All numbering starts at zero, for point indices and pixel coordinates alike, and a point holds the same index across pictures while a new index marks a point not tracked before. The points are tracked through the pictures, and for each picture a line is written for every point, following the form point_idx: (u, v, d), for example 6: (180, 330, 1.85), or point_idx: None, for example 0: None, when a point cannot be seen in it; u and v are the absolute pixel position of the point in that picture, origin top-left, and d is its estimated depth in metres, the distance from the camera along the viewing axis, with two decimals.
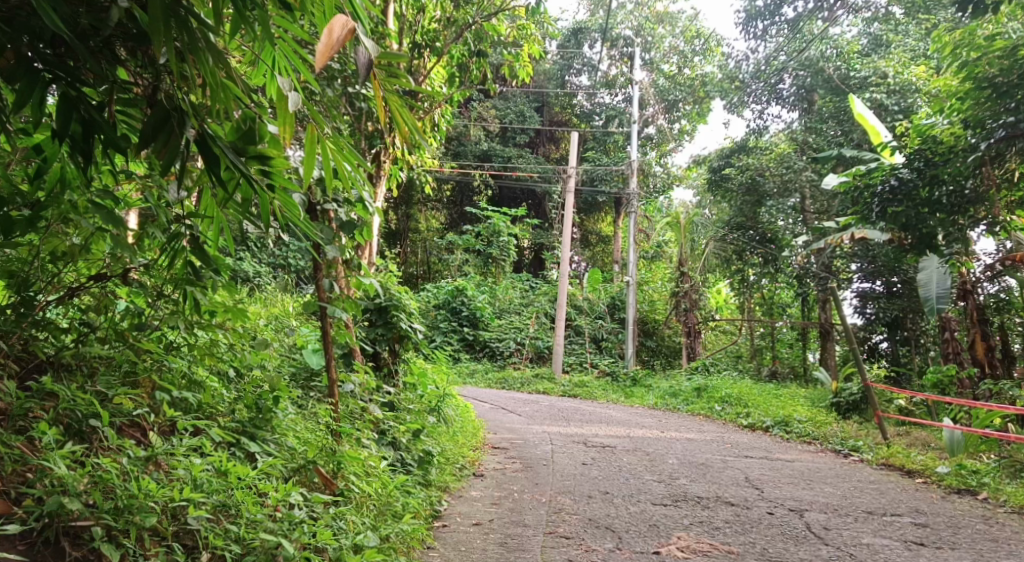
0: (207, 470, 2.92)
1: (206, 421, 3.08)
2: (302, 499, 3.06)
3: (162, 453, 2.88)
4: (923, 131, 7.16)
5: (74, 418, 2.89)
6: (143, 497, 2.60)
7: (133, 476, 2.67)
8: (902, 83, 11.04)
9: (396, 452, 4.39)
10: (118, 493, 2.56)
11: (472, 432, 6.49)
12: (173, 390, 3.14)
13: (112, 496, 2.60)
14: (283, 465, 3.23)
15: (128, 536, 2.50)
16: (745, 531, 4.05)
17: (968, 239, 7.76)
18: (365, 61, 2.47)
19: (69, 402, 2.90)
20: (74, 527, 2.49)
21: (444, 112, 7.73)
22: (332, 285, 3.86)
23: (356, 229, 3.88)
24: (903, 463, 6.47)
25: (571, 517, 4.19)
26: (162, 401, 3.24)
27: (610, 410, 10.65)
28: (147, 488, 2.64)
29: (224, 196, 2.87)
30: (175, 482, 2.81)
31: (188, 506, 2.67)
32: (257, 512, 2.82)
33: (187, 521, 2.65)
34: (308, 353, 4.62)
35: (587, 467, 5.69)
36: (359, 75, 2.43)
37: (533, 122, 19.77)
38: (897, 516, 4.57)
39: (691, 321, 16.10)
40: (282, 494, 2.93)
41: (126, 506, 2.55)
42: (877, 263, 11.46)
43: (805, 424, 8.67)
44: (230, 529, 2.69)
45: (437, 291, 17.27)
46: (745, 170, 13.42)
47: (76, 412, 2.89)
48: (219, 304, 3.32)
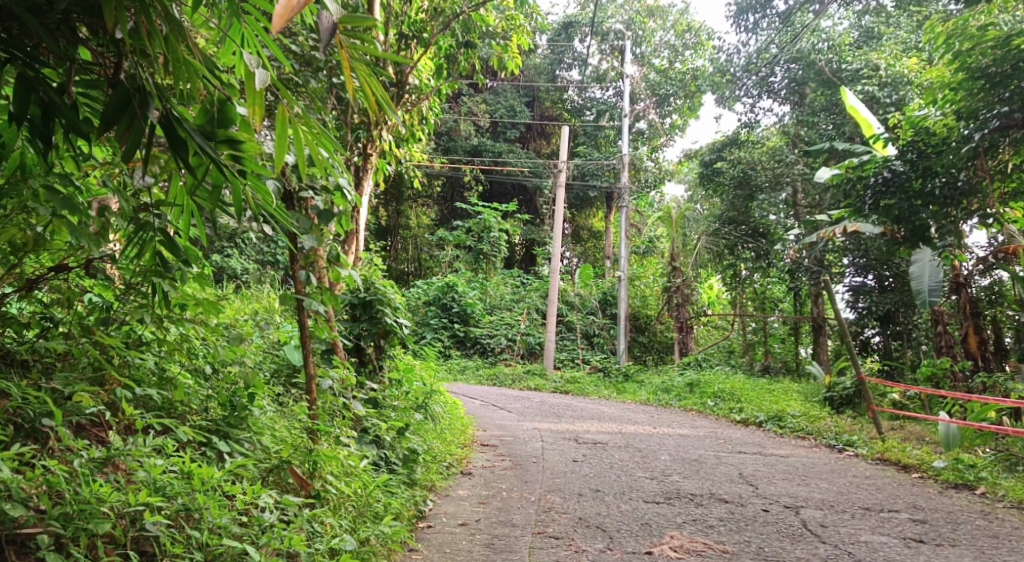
0: (168, 472, 2.77)
1: (172, 421, 2.94)
2: (273, 501, 2.91)
3: (120, 455, 2.73)
4: (915, 123, 7.11)
5: (26, 418, 2.75)
6: (92, 503, 2.45)
7: (85, 481, 2.51)
8: (894, 76, 10.92)
9: (379, 451, 4.25)
10: (68, 499, 2.42)
11: (460, 430, 6.35)
12: (140, 389, 3.00)
13: (62, 501, 2.45)
14: (255, 466, 3.08)
15: (78, 544, 2.35)
16: (740, 529, 3.93)
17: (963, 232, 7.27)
18: (328, 24, 2.43)
19: (21, 401, 2.75)
20: (20, 536, 2.34)
21: (432, 105, 7.60)
22: (309, 277, 3.73)
23: (335, 218, 3.70)
24: (899, 458, 6.37)
25: (560, 516, 4.06)
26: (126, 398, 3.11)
27: (603, 405, 10.56)
28: (100, 493, 2.49)
29: (193, 183, 2.74)
30: (134, 485, 2.66)
31: (145, 511, 2.51)
32: (222, 517, 2.66)
33: (145, 527, 2.50)
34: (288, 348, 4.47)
35: (577, 464, 5.56)
36: (323, 38, 2.38)
37: (523, 116, 19.56)
38: (895, 512, 4.46)
39: (683, 316, 16.01)
40: (250, 496, 2.78)
41: (76, 514, 2.40)
42: (869, 256, 11.41)
43: (799, 419, 8.58)
44: (192, 535, 2.53)
45: (427, 288, 17.13)
46: (737, 164, 13.31)
47: (28, 411, 2.74)
48: (190, 298, 3.18)
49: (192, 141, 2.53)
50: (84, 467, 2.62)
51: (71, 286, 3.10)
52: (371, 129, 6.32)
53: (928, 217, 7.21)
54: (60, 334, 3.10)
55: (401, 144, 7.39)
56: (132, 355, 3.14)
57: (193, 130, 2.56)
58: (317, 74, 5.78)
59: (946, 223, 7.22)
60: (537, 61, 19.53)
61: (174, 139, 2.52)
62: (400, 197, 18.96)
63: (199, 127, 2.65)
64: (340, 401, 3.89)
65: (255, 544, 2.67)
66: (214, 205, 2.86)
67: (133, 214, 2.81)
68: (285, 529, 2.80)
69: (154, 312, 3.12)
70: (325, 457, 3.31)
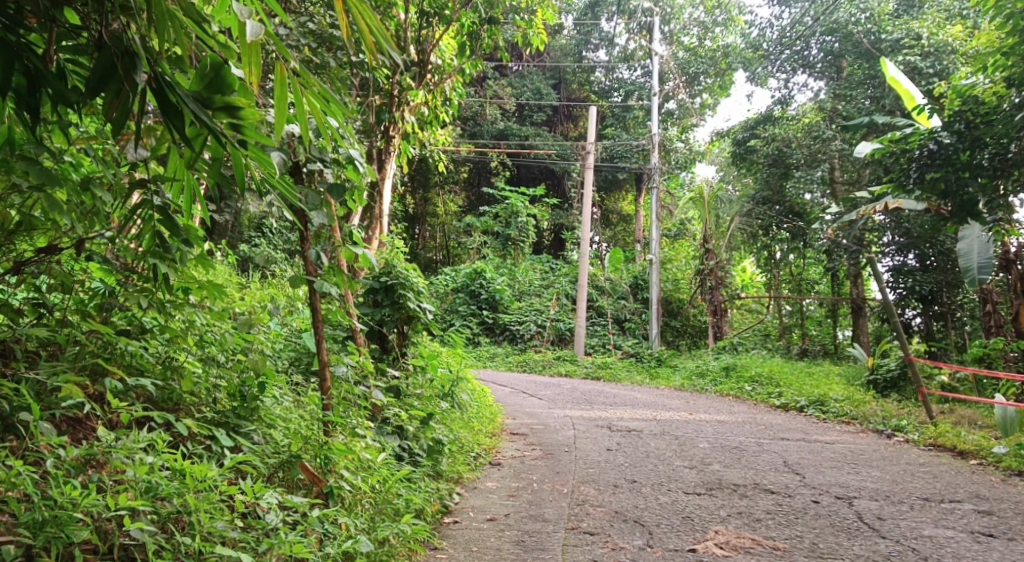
0: (158, 471, 2.56)
1: (167, 416, 2.73)
2: (276, 502, 2.71)
3: (104, 453, 2.53)
4: (961, 93, 6.66)
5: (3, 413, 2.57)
6: (66, 509, 2.25)
7: (62, 483, 2.31)
8: (937, 44, 10.35)
9: (402, 442, 4.03)
10: (38, 504, 2.22)
11: (489, 418, 6.13)
12: (136, 380, 2.80)
13: (33, 506, 2.25)
14: (262, 462, 2.88)
15: (48, 554, 2.16)
16: (790, 523, 3.63)
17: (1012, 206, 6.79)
18: None
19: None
20: None
21: (456, 85, 7.26)
22: (320, 256, 3.49)
23: (346, 192, 3.46)
24: (953, 444, 6.00)
25: (595, 510, 3.81)
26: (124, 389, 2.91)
27: (636, 392, 10.26)
28: (74, 497, 2.28)
29: (190, 155, 2.52)
30: (122, 486, 2.46)
31: (127, 516, 2.31)
32: (215, 522, 2.45)
33: (128, 534, 2.30)
34: (304, 335, 4.26)
35: (612, 453, 5.29)
36: None
37: (551, 99, 19.11)
38: (957, 503, 4.13)
39: (717, 299, 15.42)
40: (249, 496, 2.57)
41: (47, 520, 2.20)
42: (912, 234, 10.91)
43: (842, 403, 8.22)
44: (180, 544, 2.33)
45: (455, 274, 16.93)
46: (772, 142, 12.93)
47: (6, 406, 2.55)
48: (193, 280, 2.97)
49: (183, 109, 2.32)
50: (65, 469, 2.42)
51: (66, 270, 2.91)
52: (393, 109, 6.04)
53: (978, 191, 6.71)
54: (55, 320, 2.91)
55: (424, 125, 7.13)
56: (134, 343, 2.93)
57: (185, 96, 2.34)
58: (334, 54, 5.61)
59: (995, 197, 6.74)
60: (563, 42, 19.09)
61: (165, 105, 2.30)
62: (426, 183, 18.80)
63: (194, 92, 2.43)
64: (356, 391, 3.65)
65: (254, 551, 2.47)
66: (214, 180, 2.65)
67: (129, 189, 2.61)
68: (290, 534, 2.59)
69: (156, 298, 2.92)
70: (338, 451, 3.09)
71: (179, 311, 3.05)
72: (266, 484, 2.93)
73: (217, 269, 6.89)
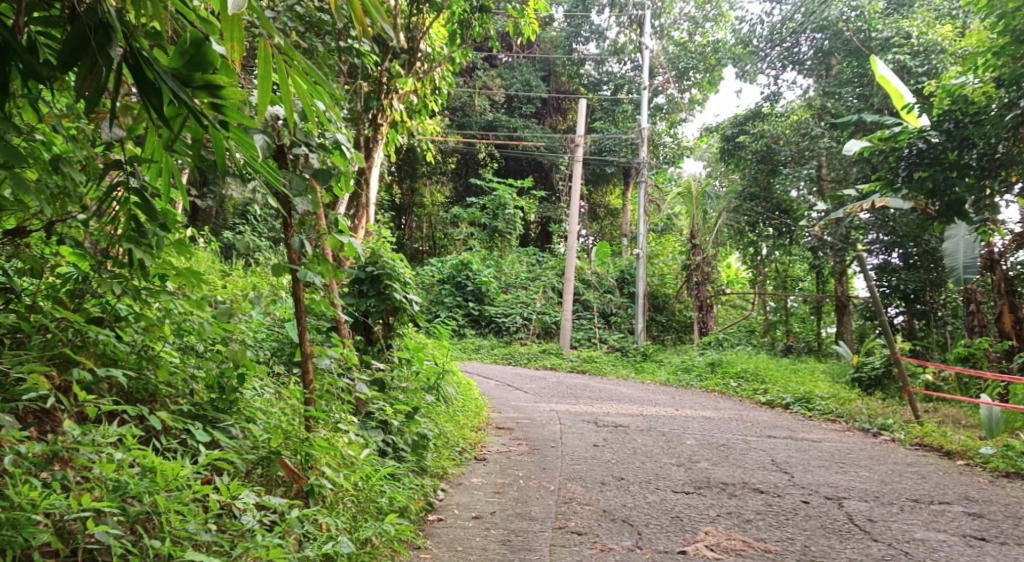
0: (128, 469, 2.46)
1: (139, 409, 2.63)
2: (253, 502, 2.62)
3: (69, 449, 2.43)
4: (951, 91, 6.50)
5: None
6: (24, 510, 2.16)
7: (20, 483, 2.22)
8: (926, 44, 10.30)
9: (386, 437, 3.93)
10: None
11: (474, 412, 6.04)
12: (106, 371, 2.69)
13: None
14: (238, 458, 2.79)
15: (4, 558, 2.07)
16: (780, 525, 3.57)
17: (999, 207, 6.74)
18: None
19: None
20: None
21: (445, 74, 7.11)
22: (303, 244, 3.37)
23: (332, 177, 3.35)
24: (939, 444, 5.98)
25: (583, 508, 3.73)
26: (95, 380, 2.79)
27: (621, 386, 10.21)
28: (33, 498, 2.19)
29: (169, 135, 2.42)
30: (87, 485, 2.37)
31: (90, 518, 2.22)
32: (185, 526, 2.37)
33: (92, 537, 2.21)
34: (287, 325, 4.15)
35: (599, 450, 5.21)
36: None
37: (540, 91, 19.05)
38: (947, 505, 4.09)
39: (703, 295, 15.41)
40: (223, 497, 2.48)
41: (4, 522, 2.11)
42: (899, 232, 10.90)
43: (828, 401, 8.19)
44: (148, 547, 2.24)
45: (441, 266, 16.81)
46: (761, 138, 12.88)
47: None
48: (171, 267, 2.87)
49: (160, 87, 2.21)
50: (26, 467, 2.31)
51: (36, 254, 2.79)
52: (381, 97, 5.90)
53: (965, 191, 6.67)
54: (23, 307, 2.80)
55: (412, 114, 7.00)
56: (104, 333, 2.81)
57: (163, 73, 2.24)
58: (321, 39, 5.48)
59: (982, 197, 6.68)
60: (552, 34, 18.90)
61: (141, 82, 2.20)
62: (413, 173, 18.65)
63: (173, 70, 2.32)
64: (340, 383, 3.54)
65: (228, 555, 2.38)
66: (195, 162, 2.54)
67: (103, 170, 2.51)
68: (266, 536, 2.50)
69: (131, 285, 2.81)
70: (320, 447, 2.99)
71: (155, 298, 2.95)
72: (243, 481, 2.84)
73: (199, 256, 6.75)
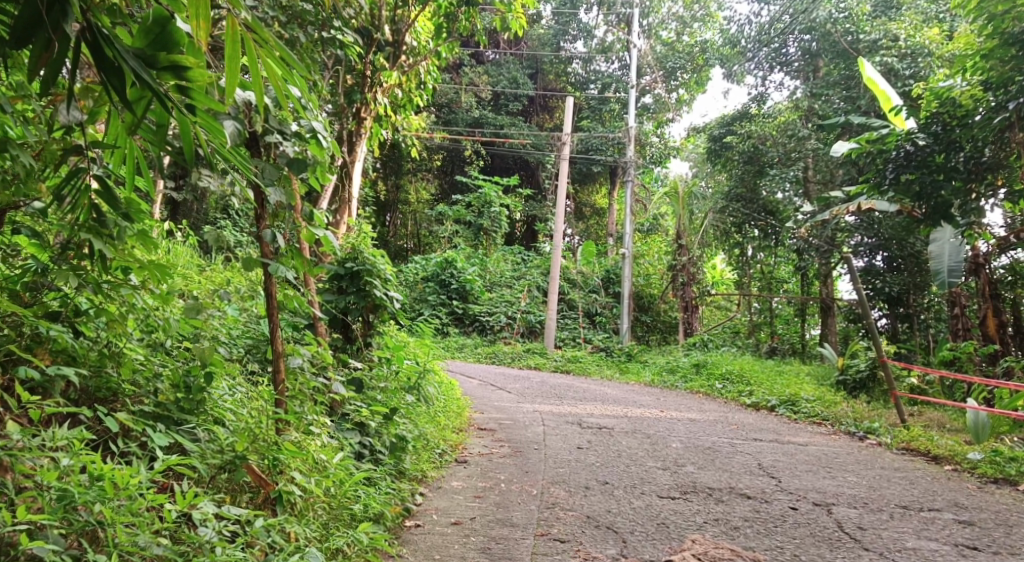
0: (74, 479, 2.34)
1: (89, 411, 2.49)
2: (213, 512, 2.50)
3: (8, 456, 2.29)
4: (939, 95, 6.30)
5: None
6: None
7: None
8: (914, 46, 10.24)
9: (363, 438, 3.81)
10: None
11: (456, 413, 5.92)
12: (56, 371, 2.55)
13: None
14: (197, 464, 2.66)
15: None
16: (768, 533, 3.47)
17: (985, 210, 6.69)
18: None
19: None
20: None
21: (430, 68, 6.87)
22: (276, 238, 3.23)
23: (307, 168, 3.21)
24: (926, 449, 5.91)
25: (566, 514, 3.62)
26: (48, 377, 2.66)
27: (606, 386, 10.12)
28: None
29: (131, 120, 2.29)
30: (28, 496, 2.24)
31: (28, 532, 2.10)
32: (135, 540, 2.25)
33: (30, 553, 2.09)
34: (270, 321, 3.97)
35: (583, 452, 5.10)
36: None
37: (527, 88, 18.78)
38: (937, 512, 4.01)
39: (689, 295, 15.35)
40: (177, 508, 2.37)
41: None
42: (883, 235, 10.89)
43: (814, 404, 8.13)
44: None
45: (426, 263, 16.65)
46: (748, 138, 12.80)
47: None
48: (134, 259, 2.73)
49: (121, 69, 2.08)
50: None
51: None
52: (365, 90, 5.76)
53: (952, 195, 6.61)
54: None
55: (397, 108, 6.83)
56: (56, 328, 2.67)
57: (125, 53, 2.10)
58: (304, 29, 5.32)
59: (968, 201, 6.64)
60: (541, 31, 18.76)
61: (102, 63, 2.06)
62: (398, 170, 18.40)
63: (136, 49, 2.18)
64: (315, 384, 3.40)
65: None
66: (160, 148, 2.41)
67: (63, 156, 2.37)
68: (226, 549, 2.39)
69: (90, 278, 2.67)
70: (289, 452, 2.88)
71: (117, 292, 2.81)
72: (204, 488, 2.72)
73: (174, 250, 6.56)
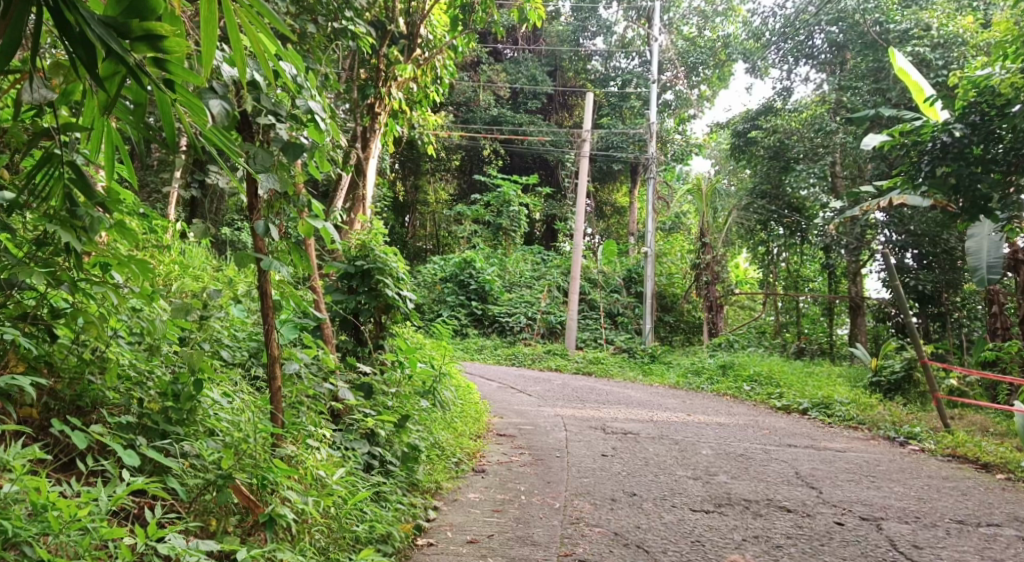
0: (20, 513, 2.13)
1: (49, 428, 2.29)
2: (186, 544, 2.28)
3: None
4: (976, 83, 5.76)
5: None
6: None
7: None
8: (947, 35, 9.80)
9: (372, 448, 3.58)
10: None
11: (474, 417, 5.66)
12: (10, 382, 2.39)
13: None
14: (174, 487, 2.45)
15: None
16: (815, 553, 3.17)
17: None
18: None
19: None
20: None
21: (447, 62, 6.49)
22: (269, 230, 2.98)
23: (303, 153, 2.96)
24: (976, 456, 5.55)
25: (591, 530, 3.34)
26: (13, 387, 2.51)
27: (629, 389, 9.81)
28: None
29: (104, 98, 2.04)
30: None
31: None
32: None
33: None
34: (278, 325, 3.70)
35: (608, 460, 4.81)
36: None
37: (546, 86, 18.42)
38: (997, 527, 3.68)
39: (713, 295, 14.90)
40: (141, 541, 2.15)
41: None
42: (914, 231, 10.50)
43: (848, 407, 7.77)
44: None
45: (445, 264, 16.46)
46: (774, 133, 12.37)
47: None
48: (113, 254, 2.52)
49: (88, 37, 1.81)
50: None
51: None
52: (379, 84, 5.44)
53: (990, 188, 5.96)
54: None
55: (413, 103, 6.48)
56: (12, 333, 2.49)
57: (90, 19, 1.83)
58: (314, 22, 4.89)
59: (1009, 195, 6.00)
60: (560, 27, 18.55)
61: (64, 30, 1.78)
62: (417, 170, 18.46)
63: (107, 16, 1.91)
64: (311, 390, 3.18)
65: None
66: (138, 132, 2.17)
67: (31, 141, 2.16)
68: None
69: (63, 277, 2.48)
70: (280, 471, 2.65)
71: (94, 291, 2.60)
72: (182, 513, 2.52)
73: (187, 251, 6.37)
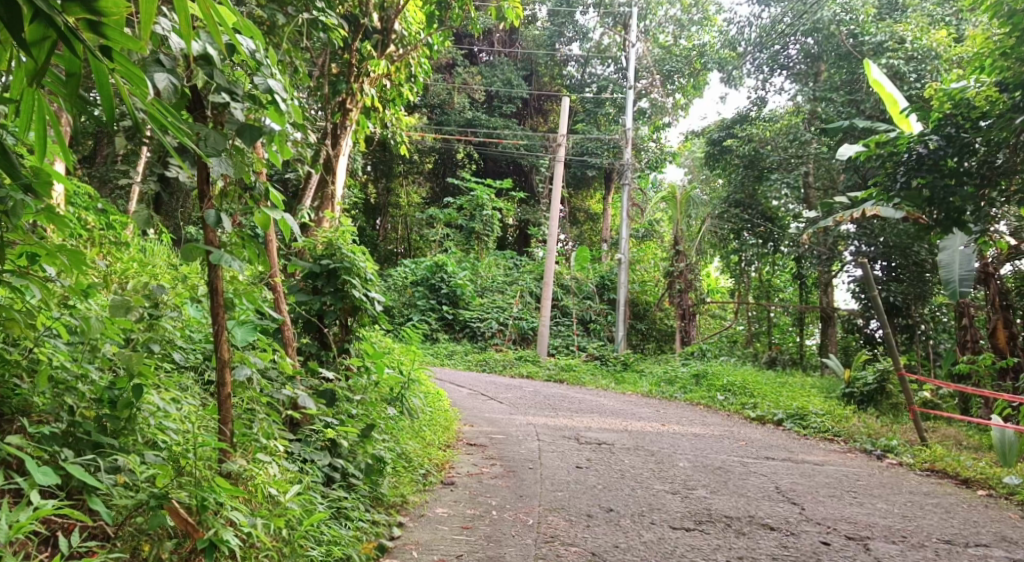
0: None
1: None
2: None
3: None
4: (951, 95, 5.56)
5: None
6: None
7: None
8: (921, 50, 9.82)
9: (332, 460, 3.36)
10: None
11: (443, 426, 5.43)
12: None
13: None
14: (98, 509, 2.22)
15: None
16: None
17: (994, 219, 5.96)
18: None
19: None
20: None
21: (422, 58, 6.25)
22: (221, 220, 2.73)
23: (261, 136, 2.72)
24: (955, 471, 5.44)
25: (567, 550, 3.14)
26: None
27: (602, 397, 9.62)
28: None
29: (31, 68, 1.79)
30: None
31: None
32: None
33: None
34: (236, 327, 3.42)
35: (582, 473, 4.61)
36: None
37: (521, 90, 18.28)
38: (986, 548, 3.55)
39: (686, 303, 14.77)
40: None
41: None
42: (885, 242, 10.47)
43: (823, 418, 7.66)
44: None
45: (415, 267, 16.16)
46: (749, 142, 12.24)
47: None
48: (39, 245, 2.29)
49: None
50: None
51: None
52: (351, 79, 5.22)
53: (964, 201, 5.74)
54: None
55: (386, 102, 6.19)
56: None
57: None
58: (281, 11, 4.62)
59: (980, 207, 5.75)
60: (535, 32, 18.34)
61: None
62: (389, 172, 18.15)
63: None
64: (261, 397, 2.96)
65: None
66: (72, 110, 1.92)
67: None
68: None
69: None
70: (223, 491, 2.44)
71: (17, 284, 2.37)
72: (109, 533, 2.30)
73: (146, 247, 6.06)
